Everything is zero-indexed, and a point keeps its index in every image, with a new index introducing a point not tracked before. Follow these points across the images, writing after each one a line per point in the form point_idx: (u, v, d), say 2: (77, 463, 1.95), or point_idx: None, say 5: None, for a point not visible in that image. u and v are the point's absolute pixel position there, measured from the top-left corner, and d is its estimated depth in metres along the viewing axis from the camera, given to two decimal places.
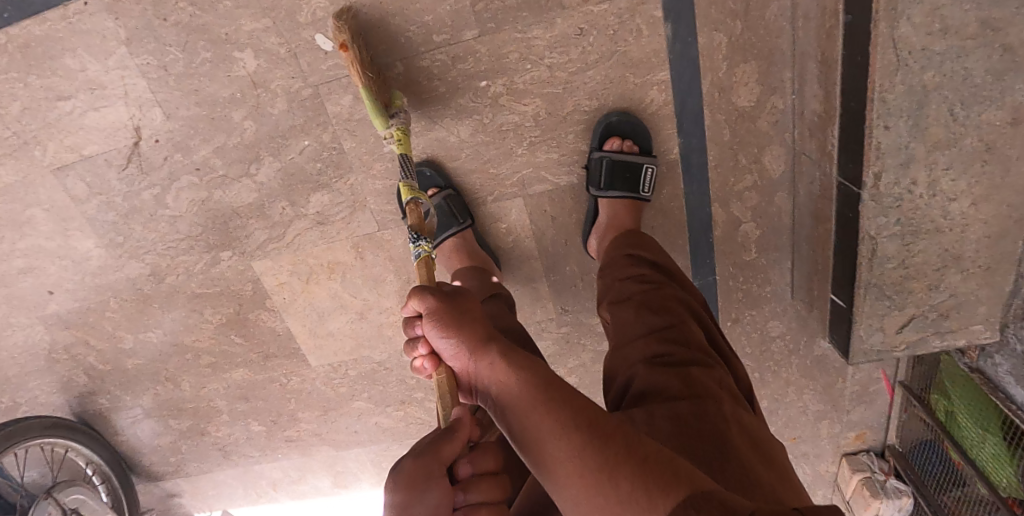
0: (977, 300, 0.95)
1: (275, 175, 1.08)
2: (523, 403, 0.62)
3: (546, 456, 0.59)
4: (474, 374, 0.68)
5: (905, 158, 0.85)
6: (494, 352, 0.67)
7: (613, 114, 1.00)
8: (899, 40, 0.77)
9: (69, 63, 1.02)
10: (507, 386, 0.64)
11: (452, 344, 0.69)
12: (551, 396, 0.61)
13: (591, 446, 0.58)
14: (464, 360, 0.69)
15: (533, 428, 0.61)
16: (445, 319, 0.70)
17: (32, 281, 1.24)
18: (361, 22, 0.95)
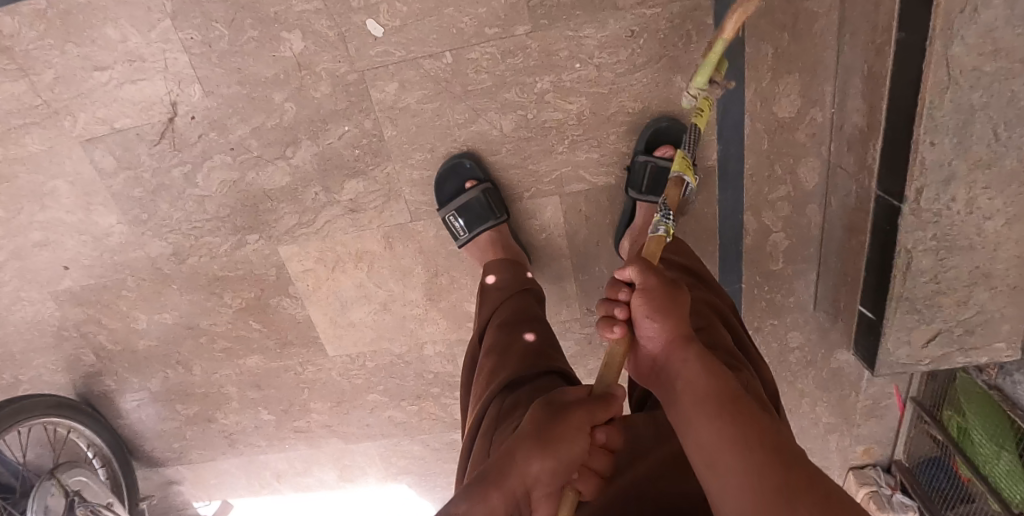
0: (1003, 318, 0.97)
1: (311, 159, 1.07)
2: (708, 401, 0.60)
3: (714, 459, 0.56)
4: (661, 362, 0.66)
5: (947, 175, 0.86)
6: (692, 351, 0.64)
7: (662, 119, 1.00)
8: (952, 59, 0.79)
9: (110, 33, 1.00)
10: (693, 381, 0.62)
11: (651, 328, 0.66)
12: (740, 405, 0.59)
13: (772, 463, 0.54)
14: (656, 344, 0.66)
15: (707, 426, 0.58)
16: (658, 296, 0.66)
17: (48, 255, 1.21)
18: (414, 10, 0.95)
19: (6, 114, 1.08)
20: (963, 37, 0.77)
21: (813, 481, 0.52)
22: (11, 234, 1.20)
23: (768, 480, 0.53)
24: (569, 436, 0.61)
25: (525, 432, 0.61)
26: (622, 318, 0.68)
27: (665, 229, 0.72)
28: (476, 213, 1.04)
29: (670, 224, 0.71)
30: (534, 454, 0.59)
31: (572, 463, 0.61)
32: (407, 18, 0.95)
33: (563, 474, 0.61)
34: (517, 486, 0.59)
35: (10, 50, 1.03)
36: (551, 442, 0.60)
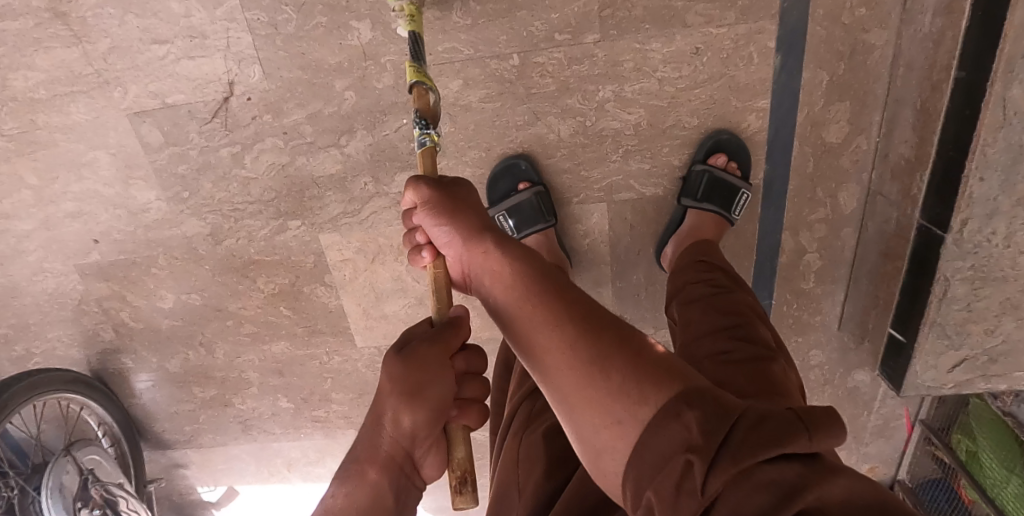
0: None
1: (364, 149, 1.07)
2: (504, 287, 0.64)
3: (530, 344, 0.60)
4: (469, 266, 0.69)
5: (992, 209, 0.90)
6: (489, 240, 0.67)
7: (724, 132, 1.03)
8: (1010, 101, 0.82)
9: (174, 7, 0.99)
10: (493, 269, 0.65)
11: (444, 233, 0.70)
12: (546, 284, 0.62)
13: (562, 335, 0.58)
14: (455, 248, 0.70)
15: (539, 318, 0.60)
16: (449, 208, 0.70)
17: (79, 227, 1.19)
18: (487, 11, 0.96)
19: (55, 80, 1.06)
20: None
21: (631, 345, 0.57)
22: (42, 203, 1.17)
23: (577, 356, 0.57)
24: (428, 382, 0.63)
25: (387, 386, 0.64)
26: (425, 241, 0.73)
27: (427, 139, 0.73)
28: (525, 213, 1.05)
29: (429, 134, 0.73)
30: (399, 408, 0.63)
31: (444, 403, 0.65)
32: (479, 18, 0.96)
33: (437, 419, 0.64)
34: (393, 450, 0.63)
35: (67, 16, 1.01)
36: (414, 395, 0.63)
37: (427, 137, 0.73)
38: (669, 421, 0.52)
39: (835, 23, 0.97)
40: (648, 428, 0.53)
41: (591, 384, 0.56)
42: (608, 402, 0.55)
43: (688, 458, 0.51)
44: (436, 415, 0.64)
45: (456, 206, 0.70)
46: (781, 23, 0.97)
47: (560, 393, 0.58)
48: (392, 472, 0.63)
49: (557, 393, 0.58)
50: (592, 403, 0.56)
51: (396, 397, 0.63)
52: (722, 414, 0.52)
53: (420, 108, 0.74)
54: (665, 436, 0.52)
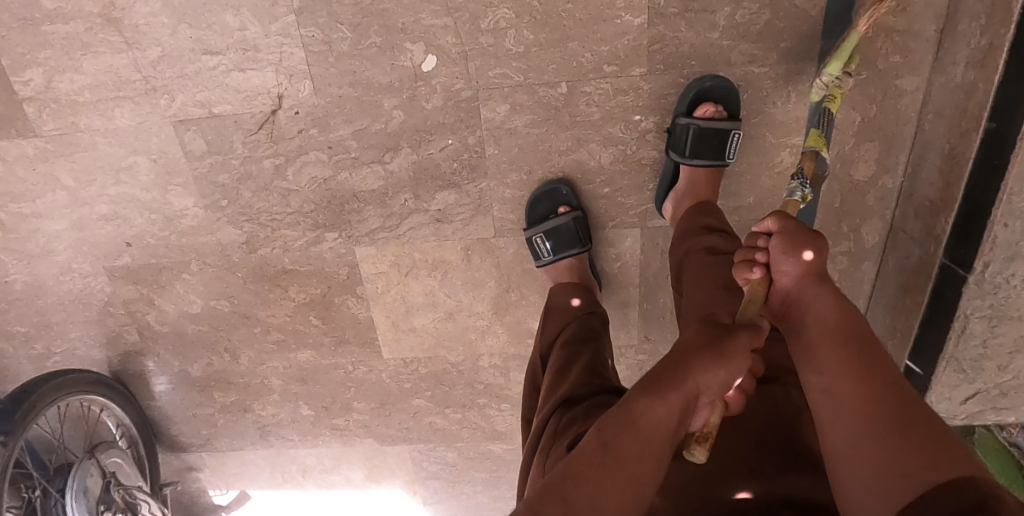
0: None
1: (407, 167, 1.09)
2: (826, 334, 0.63)
3: (837, 383, 0.60)
4: (795, 299, 0.68)
5: (1013, 253, 0.94)
6: (831, 289, 0.66)
7: (705, 78, 0.99)
8: None
9: (229, 20, 1.00)
10: (823, 315, 0.65)
11: (790, 264, 0.67)
12: (866, 341, 0.62)
13: (885, 392, 0.57)
14: (792, 280, 0.68)
15: (845, 355, 0.61)
16: (812, 240, 0.68)
17: (112, 230, 1.19)
18: (540, 39, 0.98)
19: (101, 85, 1.07)
20: None
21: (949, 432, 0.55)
22: (77, 204, 1.17)
23: (883, 407, 0.56)
24: (682, 374, 0.61)
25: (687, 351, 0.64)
26: (761, 261, 0.71)
27: (800, 193, 0.87)
28: (564, 237, 1.07)
29: (806, 189, 0.87)
30: (648, 398, 0.60)
31: (726, 390, 0.63)
32: (532, 46, 0.99)
33: (723, 393, 0.63)
34: (643, 449, 0.59)
35: (119, 22, 1.02)
36: (668, 388, 0.60)
37: (801, 194, 0.86)
38: (965, 488, 0.49)
39: (869, 68, 1.01)
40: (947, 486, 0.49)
41: (880, 423, 0.56)
42: (917, 453, 0.52)
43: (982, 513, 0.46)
44: (682, 415, 0.61)
45: (820, 246, 0.69)
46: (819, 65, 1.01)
47: (839, 428, 0.58)
48: (684, 403, 0.61)
49: (853, 434, 0.57)
50: (892, 453, 0.53)
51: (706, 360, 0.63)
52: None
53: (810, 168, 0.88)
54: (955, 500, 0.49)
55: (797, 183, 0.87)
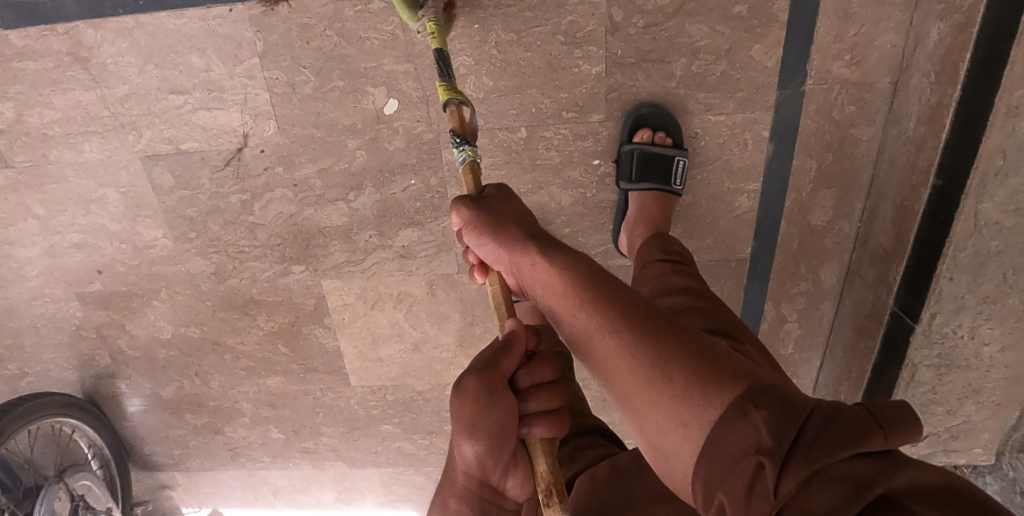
0: (983, 428, 1.09)
1: (372, 205, 1.11)
2: (561, 301, 0.68)
3: (592, 350, 0.64)
4: (522, 279, 0.73)
5: (959, 305, 0.97)
6: (533, 252, 0.71)
7: (643, 106, 1.00)
8: (979, 213, 0.89)
9: (194, 61, 1.01)
10: (545, 282, 0.69)
11: (489, 249, 0.75)
12: (589, 285, 0.66)
13: (625, 342, 0.61)
14: (506, 264, 0.75)
15: (588, 317, 0.65)
16: (487, 221, 0.74)
17: (83, 258, 1.21)
18: (499, 86, 0.99)
19: (70, 120, 1.08)
20: (995, 197, 0.88)
21: (694, 348, 0.59)
22: (48, 232, 1.19)
23: (638, 363, 0.60)
24: (486, 413, 0.66)
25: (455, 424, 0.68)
26: (477, 262, 0.79)
27: (467, 153, 0.77)
28: None
29: (467, 150, 0.76)
30: (459, 441, 0.68)
31: (506, 427, 0.67)
32: (491, 92, 1.00)
33: (501, 441, 0.67)
34: (467, 479, 0.71)
35: (86, 60, 1.03)
36: (472, 428, 0.66)
37: (466, 153, 0.77)
38: (737, 423, 0.53)
39: (825, 118, 1.03)
40: (716, 428, 0.54)
41: (641, 374, 0.60)
42: (676, 401, 0.57)
43: (758, 460, 0.51)
44: (502, 439, 0.67)
45: (510, 216, 0.75)
46: (776, 115, 1.02)
47: (621, 389, 0.62)
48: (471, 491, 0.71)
49: (625, 395, 0.61)
50: (665, 407, 0.58)
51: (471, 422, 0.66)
52: (790, 417, 0.51)
53: (456, 124, 0.77)
54: (731, 436, 0.53)
55: (459, 142, 0.77)
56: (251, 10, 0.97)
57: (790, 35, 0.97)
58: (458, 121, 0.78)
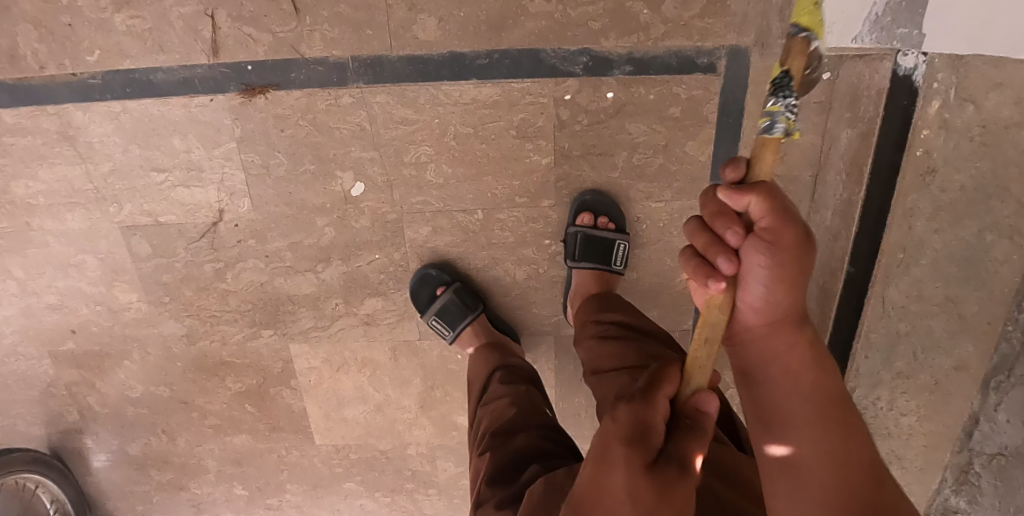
0: (909, 491, 1.15)
1: (339, 276, 1.19)
2: (782, 385, 0.62)
3: (773, 409, 0.62)
4: (758, 332, 0.61)
5: (875, 380, 1.09)
6: (792, 322, 0.61)
7: (586, 193, 1.12)
8: (886, 298, 1.02)
9: (176, 143, 1.09)
10: (776, 357, 0.61)
11: (759, 289, 0.59)
12: (828, 395, 0.61)
13: (812, 427, 0.60)
14: (760, 310, 0.60)
15: (803, 417, 0.60)
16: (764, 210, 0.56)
17: (57, 319, 1.24)
18: (458, 173, 1.11)
19: (54, 191, 1.13)
20: (899, 285, 1.00)
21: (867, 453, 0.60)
22: (25, 293, 1.22)
23: (819, 436, 0.60)
24: (607, 471, 0.57)
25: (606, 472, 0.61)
26: (723, 269, 0.59)
27: (782, 126, 0.52)
28: (454, 314, 1.15)
29: None
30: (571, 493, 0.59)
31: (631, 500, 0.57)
32: (450, 178, 1.12)
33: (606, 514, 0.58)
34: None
35: (74, 138, 1.09)
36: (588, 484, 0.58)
37: None
38: None
39: None
40: None
41: (831, 495, 0.59)
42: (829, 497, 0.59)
43: None
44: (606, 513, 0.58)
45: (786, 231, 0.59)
46: None
47: (796, 493, 0.60)
48: None
49: (779, 456, 0.61)
50: None
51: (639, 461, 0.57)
52: None
53: None
54: None
55: (774, 93, 0.51)
56: (231, 100, 1.06)
57: (720, 134, 1.09)
58: None
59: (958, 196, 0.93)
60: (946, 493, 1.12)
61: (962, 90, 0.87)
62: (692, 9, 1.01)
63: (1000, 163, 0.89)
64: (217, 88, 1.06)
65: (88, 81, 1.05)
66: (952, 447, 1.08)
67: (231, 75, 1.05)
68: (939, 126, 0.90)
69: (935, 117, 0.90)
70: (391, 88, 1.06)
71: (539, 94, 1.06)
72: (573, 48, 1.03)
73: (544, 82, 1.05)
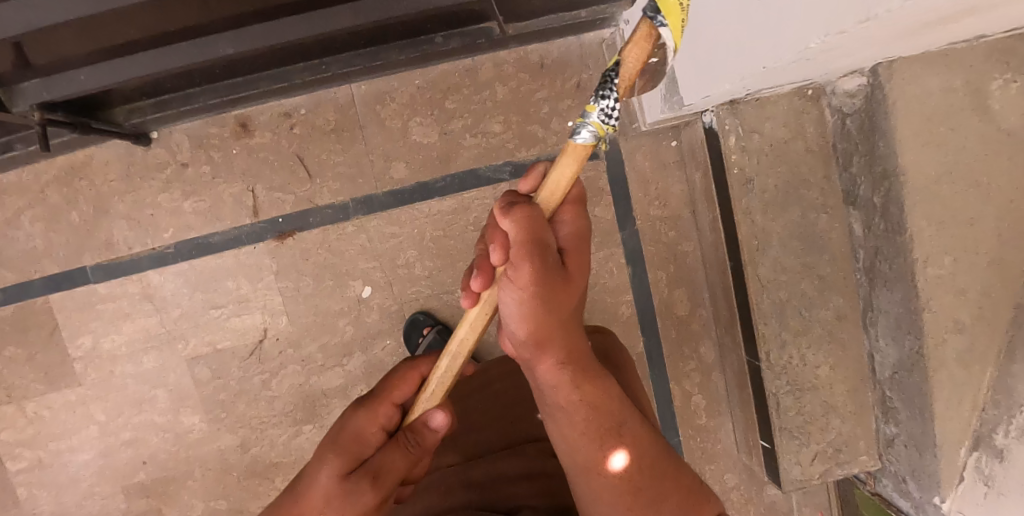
0: (856, 435, 1.46)
1: (361, 365, 1.52)
2: (565, 398, 0.86)
3: (565, 419, 0.86)
4: (525, 349, 0.87)
5: (782, 342, 1.42)
6: (555, 340, 0.86)
7: None
8: (760, 275, 1.39)
9: (228, 284, 1.48)
10: (552, 373, 0.86)
11: (512, 307, 0.84)
12: (606, 425, 0.85)
13: (591, 448, 0.84)
14: (519, 325, 0.85)
15: (583, 427, 0.85)
16: (543, 316, 0.84)
17: (132, 453, 1.51)
18: (438, 264, 1.51)
19: (134, 341, 1.48)
20: (764, 263, 1.39)
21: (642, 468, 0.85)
22: (106, 434, 1.50)
23: (599, 452, 0.84)
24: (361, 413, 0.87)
25: (325, 500, 0.79)
26: (483, 286, 0.86)
27: (592, 130, 0.79)
28: (436, 348, 1.46)
29: (605, 125, 0.79)
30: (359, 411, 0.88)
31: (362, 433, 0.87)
32: (433, 269, 1.51)
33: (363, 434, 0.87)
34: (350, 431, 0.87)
35: (152, 296, 1.47)
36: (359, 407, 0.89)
37: (599, 123, 0.79)
38: None
39: (658, 242, 1.57)
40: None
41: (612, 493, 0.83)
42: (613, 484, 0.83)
43: None
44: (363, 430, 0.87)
45: (602, 402, 0.86)
46: (625, 247, 1.57)
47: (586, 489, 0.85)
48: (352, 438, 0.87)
49: (571, 458, 0.86)
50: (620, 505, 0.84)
51: (375, 412, 0.88)
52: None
53: (624, 86, 0.77)
54: None
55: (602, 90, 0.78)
56: (268, 244, 1.48)
57: (616, 198, 1.55)
58: (630, 67, 0.77)
59: (775, 192, 1.37)
60: (883, 426, 1.44)
61: (745, 125, 1.34)
62: (572, 121, 1.50)
63: (794, 165, 1.37)
64: (257, 237, 1.48)
65: (162, 251, 1.46)
66: (868, 385, 1.44)
67: (267, 227, 1.48)
68: (741, 151, 1.35)
69: (735, 146, 1.35)
70: (381, 213, 1.49)
71: (484, 198, 1.51)
72: (500, 162, 1.51)
73: (485, 189, 1.50)
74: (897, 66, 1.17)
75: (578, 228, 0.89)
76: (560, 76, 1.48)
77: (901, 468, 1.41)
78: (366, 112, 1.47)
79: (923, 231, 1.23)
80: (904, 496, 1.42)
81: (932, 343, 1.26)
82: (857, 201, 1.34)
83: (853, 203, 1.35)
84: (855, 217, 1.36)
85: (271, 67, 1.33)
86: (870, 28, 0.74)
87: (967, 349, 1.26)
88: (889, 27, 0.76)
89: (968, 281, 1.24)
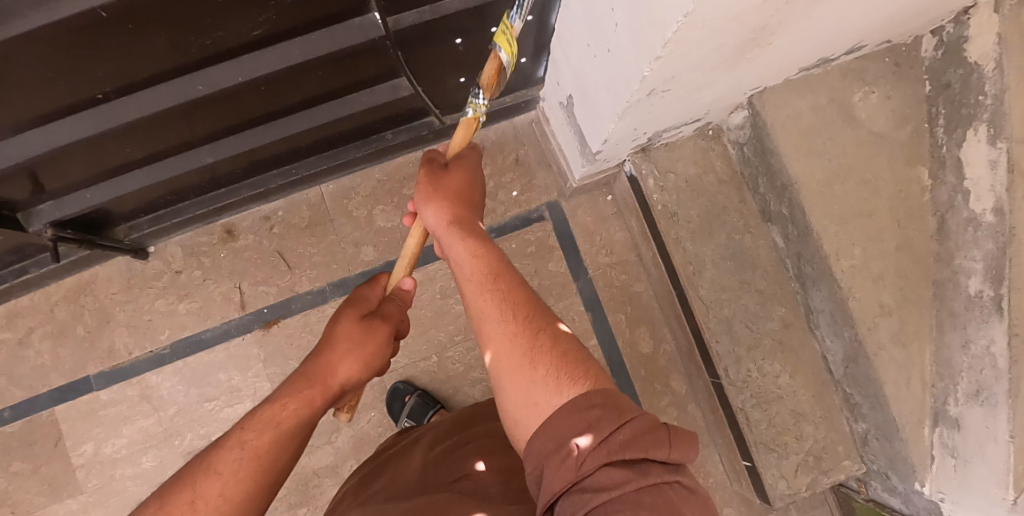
0: (833, 440, 1.49)
1: (349, 439, 1.59)
2: (467, 275, 0.95)
3: (471, 292, 0.94)
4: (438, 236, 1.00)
5: (737, 357, 1.51)
6: (460, 227, 0.98)
7: None
8: (702, 296, 1.52)
9: (220, 376, 1.60)
10: (460, 258, 0.97)
11: (428, 212, 1.00)
12: (510, 295, 0.92)
13: (494, 310, 0.91)
14: (432, 218, 1.00)
15: (485, 295, 0.92)
16: (438, 200, 0.99)
17: None
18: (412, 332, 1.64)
19: (134, 442, 1.57)
20: (703, 285, 1.52)
21: (544, 335, 0.88)
22: None
23: (498, 313, 0.90)
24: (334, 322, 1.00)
25: (341, 332, 0.98)
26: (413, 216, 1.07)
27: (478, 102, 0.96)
28: (418, 409, 1.54)
29: (479, 101, 0.96)
30: (340, 321, 1.00)
31: (346, 336, 0.98)
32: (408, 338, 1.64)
33: (347, 342, 0.98)
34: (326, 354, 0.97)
35: (150, 396, 1.58)
36: (335, 319, 1.01)
37: (475, 106, 0.96)
38: (569, 414, 0.79)
39: (611, 287, 1.71)
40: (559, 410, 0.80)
41: (516, 352, 0.87)
42: (514, 341, 0.88)
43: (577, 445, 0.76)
44: (346, 337, 0.98)
45: (506, 281, 0.93)
46: (582, 295, 1.71)
47: (493, 355, 0.89)
48: (322, 367, 0.96)
49: (478, 328, 0.92)
50: (518, 368, 0.85)
51: (351, 312, 1.02)
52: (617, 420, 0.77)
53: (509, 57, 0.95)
54: (568, 422, 0.78)
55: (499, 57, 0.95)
56: (256, 334, 1.62)
57: (566, 252, 1.71)
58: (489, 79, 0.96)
59: (699, 220, 1.54)
60: (854, 425, 1.47)
61: (660, 168, 1.54)
62: (516, 191, 1.71)
63: (711, 195, 1.55)
64: (246, 329, 1.62)
65: (159, 352, 1.60)
66: (829, 387, 1.50)
67: (255, 318, 1.63)
68: (661, 191, 1.54)
69: (655, 187, 1.54)
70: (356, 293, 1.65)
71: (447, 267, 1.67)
72: None
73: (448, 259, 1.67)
74: (766, 95, 1.39)
75: (473, 156, 1.04)
76: (499, 154, 1.71)
77: (882, 464, 1.44)
78: (335, 207, 1.67)
79: (827, 229, 1.37)
80: (894, 494, 1.46)
81: (865, 328, 1.34)
82: (772, 216, 1.50)
83: (770, 219, 1.51)
84: (774, 232, 1.51)
85: (250, 177, 1.56)
86: (681, 53, 0.99)
87: (901, 329, 1.34)
88: (695, 50, 1.00)
89: (881, 266, 1.36)
